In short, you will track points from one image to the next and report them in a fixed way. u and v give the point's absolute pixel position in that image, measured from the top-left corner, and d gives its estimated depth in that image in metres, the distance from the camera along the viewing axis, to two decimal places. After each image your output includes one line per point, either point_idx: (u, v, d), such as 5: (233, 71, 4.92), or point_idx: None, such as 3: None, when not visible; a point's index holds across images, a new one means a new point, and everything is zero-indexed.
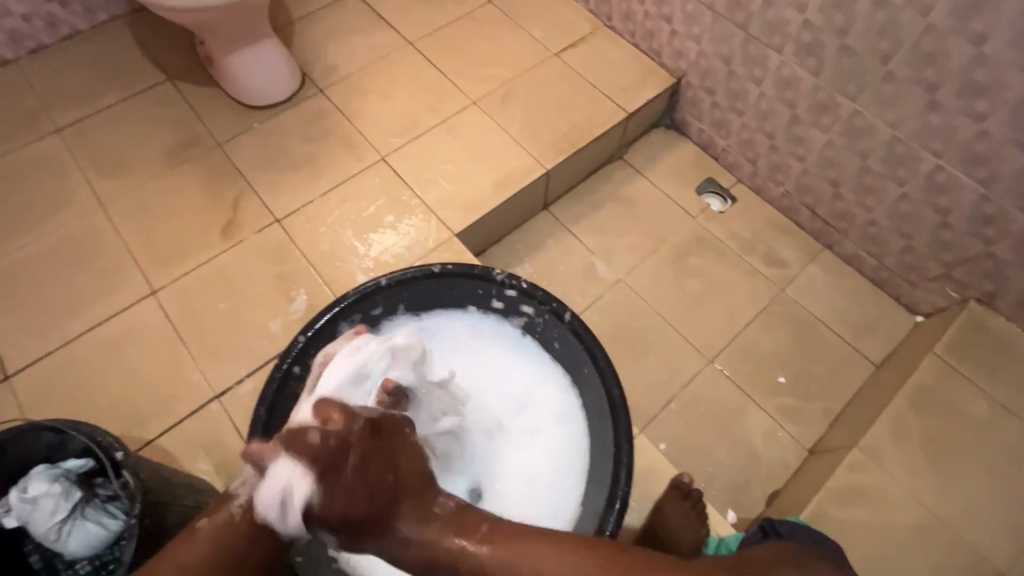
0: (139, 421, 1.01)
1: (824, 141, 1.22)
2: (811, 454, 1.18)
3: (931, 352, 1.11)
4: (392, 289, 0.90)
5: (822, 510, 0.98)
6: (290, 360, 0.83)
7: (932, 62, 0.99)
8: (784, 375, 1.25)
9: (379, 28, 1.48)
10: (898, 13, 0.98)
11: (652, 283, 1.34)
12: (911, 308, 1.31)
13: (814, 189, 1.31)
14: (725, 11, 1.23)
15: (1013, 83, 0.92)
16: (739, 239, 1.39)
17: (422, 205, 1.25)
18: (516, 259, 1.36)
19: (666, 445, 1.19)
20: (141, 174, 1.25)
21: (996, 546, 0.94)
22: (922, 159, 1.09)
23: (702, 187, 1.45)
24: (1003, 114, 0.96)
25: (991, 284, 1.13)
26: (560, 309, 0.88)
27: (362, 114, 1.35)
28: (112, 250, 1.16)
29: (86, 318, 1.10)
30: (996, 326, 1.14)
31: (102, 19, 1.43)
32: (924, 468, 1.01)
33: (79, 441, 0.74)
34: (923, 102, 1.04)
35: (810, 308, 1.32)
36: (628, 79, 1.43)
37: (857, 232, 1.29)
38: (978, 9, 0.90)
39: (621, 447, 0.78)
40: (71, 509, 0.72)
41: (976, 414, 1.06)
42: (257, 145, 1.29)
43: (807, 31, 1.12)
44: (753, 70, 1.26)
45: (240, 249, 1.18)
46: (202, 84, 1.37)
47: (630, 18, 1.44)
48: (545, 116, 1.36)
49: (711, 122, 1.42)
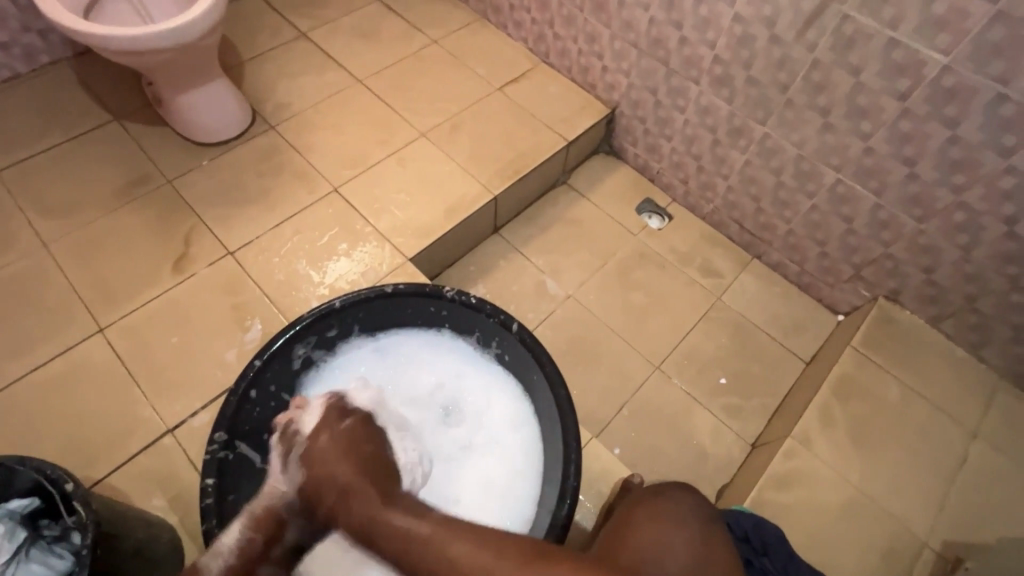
0: (86, 462, 0.98)
1: (743, 161, 1.36)
2: (753, 447, 1.26)
3: (849, 346, 1.23)
4: (345, 310, 0.92)
5: (763, 498, 1.05)
6: (246, 385, 0.84)
7: (822, 91, 1.13)
8: (725, 376, 1.35)
9: (329, 67, 1.55)
10: (790, 48, 1.13)
11: (600, 297, 1.42)
12: (833, 308, 1.43)
13: (739, 205, 1.44)
14: (648, 48, 1.36)
15: (888, 107, 1.07)
16: (677, 253, 1.50)
17: (375, 232, 1.29)
18: (470, 281, 1.41)
19: (620, 449, 1.25)
20: (87, 212, 1.24)
21: (915, 517, 1.04)
22: (825, 174, 1.23)
23: (641, 207, 1.56)
24: (883, 133, 1.10)
25: (894, 282, 1.27)
26: (508, 321, 0.91)
27: (314, 148, 1.39)
28: (56, 289, 1.15)
29: (26, 361, 1.07)
30: (902, 318, 1.28)
31: (43, 61, 1.44)
32: (851, 451, 1.11)
33: (24, 479, 0.73)
34: (819, 124, 1.18)
35: (745, 313, 1.43)
36: (568, 110, 1.54)
37: (780, 241, 1.42)
38: (852, 44, 1.05)
39: (569, 444, 0.81)
40: (14, 551, 0.70)
41: (891, 399, 1.17)
42: (209, 181, 1.31)
43: (718, 65, 1.26)
44: (677, 99, 1.39)
45: (192, 282, 1.18)
46: (150, 124, 1.38)
47: (565, 55, 1.56)
48: (490, 145, 1.45)
49: (645, 147, 1.54)
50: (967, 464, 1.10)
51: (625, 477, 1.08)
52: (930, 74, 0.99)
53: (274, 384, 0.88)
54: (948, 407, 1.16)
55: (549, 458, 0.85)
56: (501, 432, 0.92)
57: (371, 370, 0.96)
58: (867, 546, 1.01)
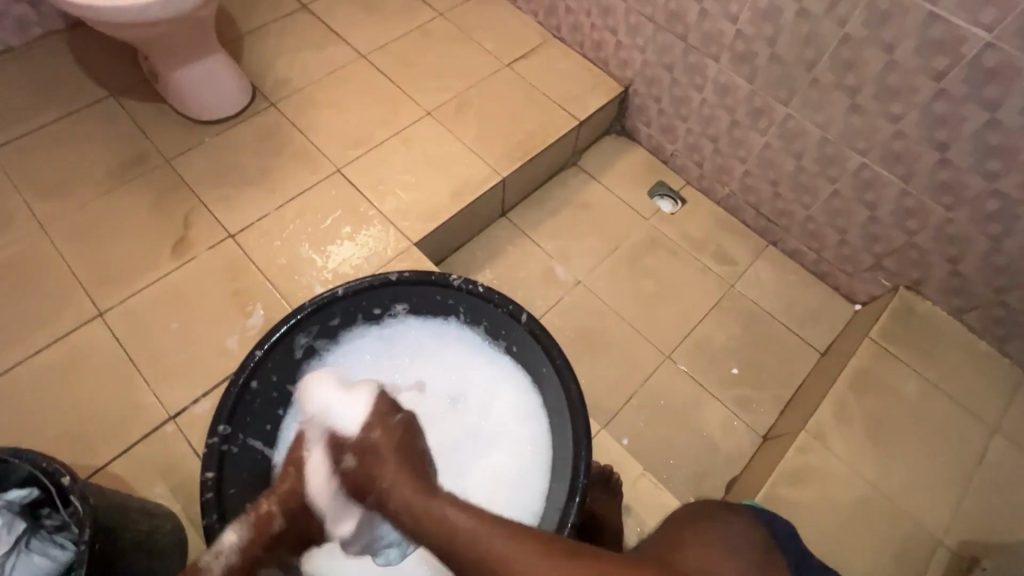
0: (89, 448, 0.97)
1: (762, 143, 1.30)
2: (764, 440, 1.24)
3: (867, 338, 1.20)
4: (348, 299, 0.89)
5: (775, 493, 1.03)
6: (246, 375, 0.81)
7: (851, 69, 1.07)
8: (737, 367, 1.31)
9: (331, 41, 1.49)
10: (819, 23, 1.06)
11: (610, 284, 1.38)
12: (850, 297, 1.39)
13: (756, 189, 1.38)
14: (665, 22, 1.29)
15: (921, 88, 1.01)
16: (690, 239, 1.45)
17: (379, 215, 1.25)
18: (476, 266, 1.38)
19: (628, 440, 1.23)
20: (84, 193, 1.21)
21: (932, 515, 1.02)
22: (849, 158, 1.17)
23: (654, 190, 1.51)
24: (915, 115, 1.04)
25: (917, 272, 1.22)
26: (517, 311, 0.87)
27: (316, 127, 1.35)
28: (54, 272, 1.12)
29: (24, 346, 1.05)
30: (923, 309, 1.23)
31: (36, 34, 1.38)
32: (866, 446, 1.08)
33: (21, 470, 0.71)
34: (845, 105, 1.12)
35: (759, 302, 1.39)
36: (579, 88, 1.47)
37: (798, 228, 1.37)
38: (887, 19, 0.98)
39: (580, 441, 0.78)
40: (14, 542, 0.69)
41: (910, 393, 1.14)
42: (208, 160, 1.27)
43: (740, 41, 1.19)
44: (695, 78, 1.32)
45: (193, 266, 1.15)
46: (148, 100, 1.34)
47: (577, 29, 1.49)
48: (498, 124, 1.40)
49: (659, 127, 1.48)
50: (987, 460, 1.07)
51: (602, 466, 1.05)
52: (970, 52, 0.93)
53: (275, 374, 0.85)
54: (969, 403, 1.13)
55: (557, 454, 0.83)
56: (507, 427, 0.90)
57: (377, 359, 0.94)
58: (880, 543, 0.99)
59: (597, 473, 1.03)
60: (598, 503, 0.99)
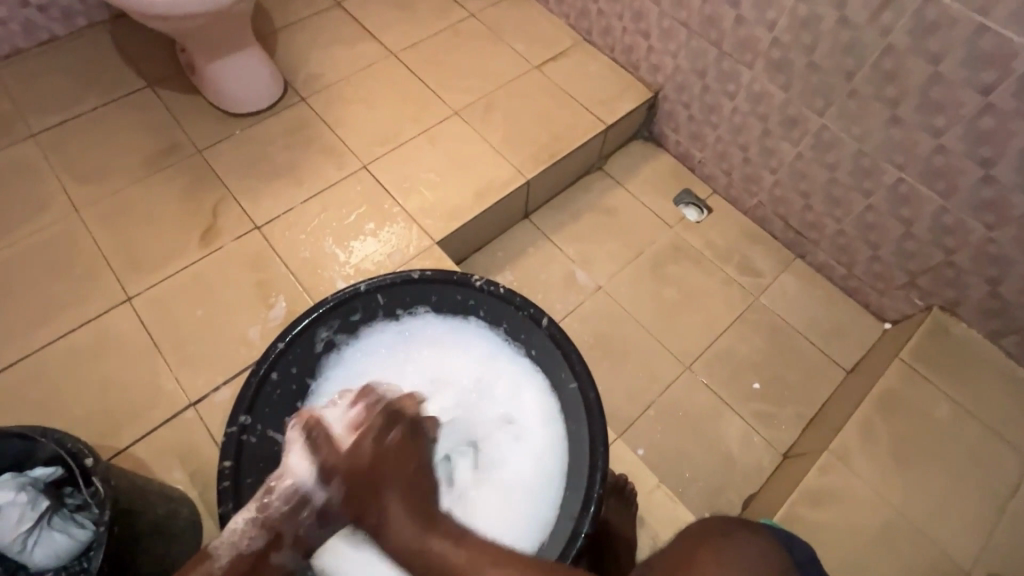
0: (112, 430, 0.99)
1: (794, 154, 1.27)
2: (785, 458, 1.21)
3: (897, 357, 1.16)
4: (370, 295, 0.90)
5: (795, 513, 1.00)
6: (268, 365, 0.83)
7: (892, 80, 1.04)
8: (759, 381, 1.28)
9: (363, 39, 1.50)
10: (860, 32, 1.03)
11: (631, 291, 1.36)
12: (880, 316, 1.35)
13: (786, 201, 1.35)
14: (699, 28, 1.27)
15: (968, 101, 0.97)
16: (715, 248, 1.43)
17: (403, 212, 1.25)
18: (497, 267, 1.37)
19: (644, 450, 1.21)
20: (118, 180, 1.24)
21: (962, 546, 0.97)
22: (886, 172, 1.14)
23: (679, 198, 1.49)
24: (959, 129, 1.00)
25: (953, 293, 1.18)
26: (537, 315, 0.88)
27: (344, 123, 1.36)
28: (86, 256, 1.15)
29: (55, 327, 1.08)
30: (958, 332, 1.19)
31: (80, 24, 1.42)
32: (891, 469, 1.04)
33: (47, 449, 0.73)
34: (885, 117, 1.08)
35: (784, 316, 1.35)
36: (608, 92, 1.46)
37: (828, 242, 1.33)
38: (933, 29, 0.94)
39: (596, 443, 0.78)
40: (37, 518, 0.70)
41: (940, 417, 1.10)
42: (238, 152, 1.29)
43: (776, 49, 1.17)
44: (727, 85, 1.30)
45: (219, 255, 1.17)
46: (183, 92, 1.36)
47: (608, 33, 1.47)
48: (525, 126, 1.39)
49: (688, 134, 1.46)
50: (1020, 492, 1.02)
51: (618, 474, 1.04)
52: (1021, 66, 0.89)
53: (295, 367, 0.86)
54: (1004, 432, 1.08)
55: (572, 460, 0.82)
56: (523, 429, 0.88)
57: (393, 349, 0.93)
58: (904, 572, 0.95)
59: (611, 481, 1.03)
60: (611, 514, 0.98)
